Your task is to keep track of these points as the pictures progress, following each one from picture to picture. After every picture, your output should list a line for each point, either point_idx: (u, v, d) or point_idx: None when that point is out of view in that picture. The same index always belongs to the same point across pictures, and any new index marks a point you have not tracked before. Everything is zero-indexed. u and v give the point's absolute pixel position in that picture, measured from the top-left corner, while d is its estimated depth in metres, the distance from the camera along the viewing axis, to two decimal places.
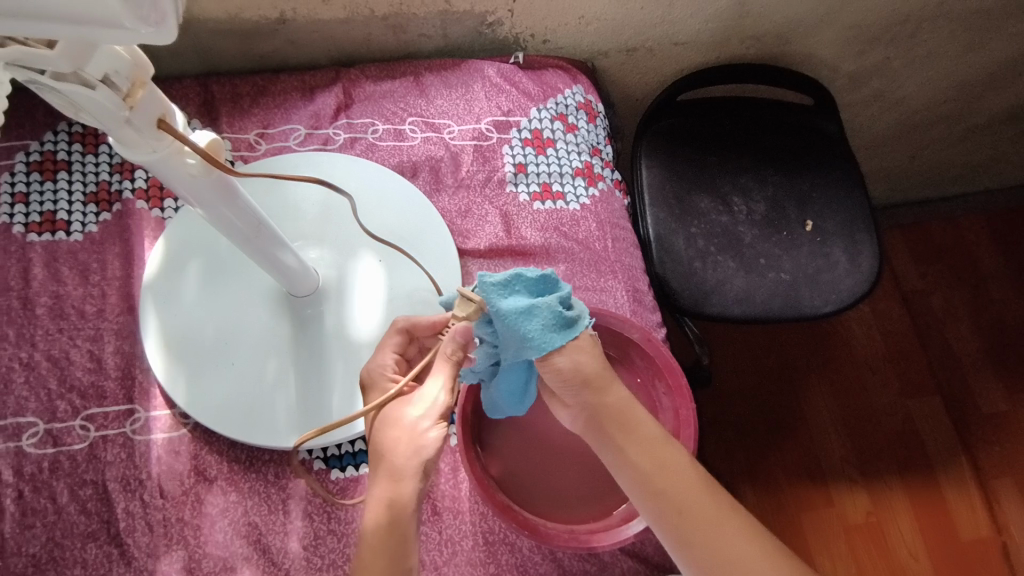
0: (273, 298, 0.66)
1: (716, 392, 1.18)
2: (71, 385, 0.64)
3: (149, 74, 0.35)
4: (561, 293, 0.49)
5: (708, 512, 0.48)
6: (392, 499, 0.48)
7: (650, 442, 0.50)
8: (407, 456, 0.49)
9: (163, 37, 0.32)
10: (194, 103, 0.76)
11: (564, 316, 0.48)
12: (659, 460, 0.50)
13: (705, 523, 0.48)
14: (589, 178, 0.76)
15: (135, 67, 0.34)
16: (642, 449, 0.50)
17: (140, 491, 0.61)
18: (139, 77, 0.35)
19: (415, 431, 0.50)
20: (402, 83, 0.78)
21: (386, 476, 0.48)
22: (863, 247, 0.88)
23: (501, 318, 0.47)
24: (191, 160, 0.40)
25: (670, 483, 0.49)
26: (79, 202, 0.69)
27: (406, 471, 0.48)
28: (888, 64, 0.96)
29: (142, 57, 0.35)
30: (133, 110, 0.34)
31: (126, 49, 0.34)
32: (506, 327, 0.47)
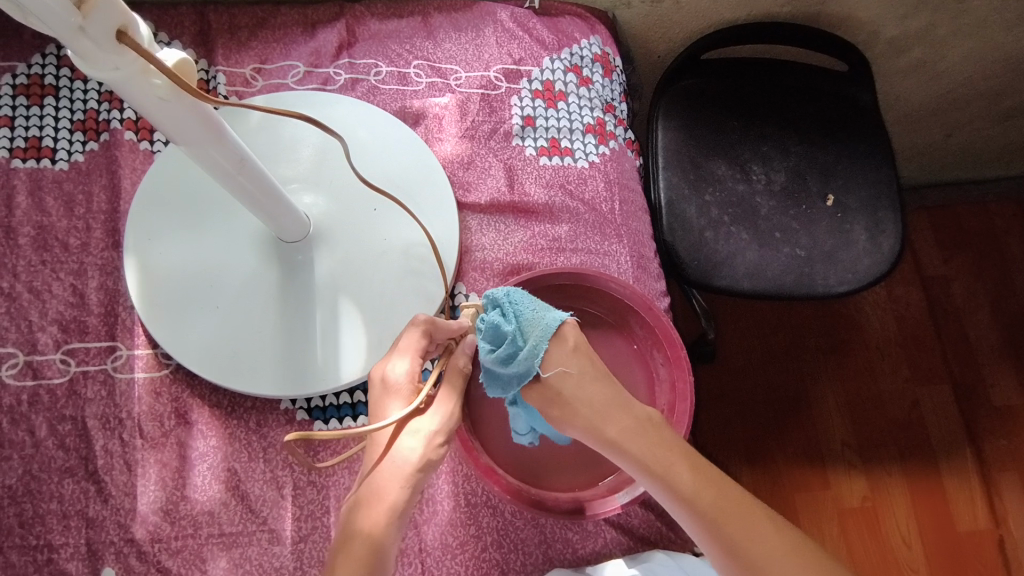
0: (261, 241, 0.63)
1: (718, 367, 1.16)
2: (53, 318, 0.62)
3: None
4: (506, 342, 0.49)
5: (735, 519, 0.46)
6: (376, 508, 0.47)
7: (658, 455, 0.48)
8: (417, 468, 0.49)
9: None
10: (190, 33, 0.72)
11: (510, 373, 0.49)
12: (670, 478, 0.48)
13: (736, 531, 0.46)
14: (600, 135, 0.72)
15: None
16: (651, 468, 0.48)
17: (119, 429, 0.60)
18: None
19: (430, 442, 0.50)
20: (409, 24, 0.74)
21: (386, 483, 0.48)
22: (885, 225, 0.83)
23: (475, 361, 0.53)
24: (158, 81, 0.37)
25: (688, 501, 0.47)
26: (66, 130, 0.67)
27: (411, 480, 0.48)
28: (931, 31, 0.89)
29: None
30: (87, 18, 0.31)
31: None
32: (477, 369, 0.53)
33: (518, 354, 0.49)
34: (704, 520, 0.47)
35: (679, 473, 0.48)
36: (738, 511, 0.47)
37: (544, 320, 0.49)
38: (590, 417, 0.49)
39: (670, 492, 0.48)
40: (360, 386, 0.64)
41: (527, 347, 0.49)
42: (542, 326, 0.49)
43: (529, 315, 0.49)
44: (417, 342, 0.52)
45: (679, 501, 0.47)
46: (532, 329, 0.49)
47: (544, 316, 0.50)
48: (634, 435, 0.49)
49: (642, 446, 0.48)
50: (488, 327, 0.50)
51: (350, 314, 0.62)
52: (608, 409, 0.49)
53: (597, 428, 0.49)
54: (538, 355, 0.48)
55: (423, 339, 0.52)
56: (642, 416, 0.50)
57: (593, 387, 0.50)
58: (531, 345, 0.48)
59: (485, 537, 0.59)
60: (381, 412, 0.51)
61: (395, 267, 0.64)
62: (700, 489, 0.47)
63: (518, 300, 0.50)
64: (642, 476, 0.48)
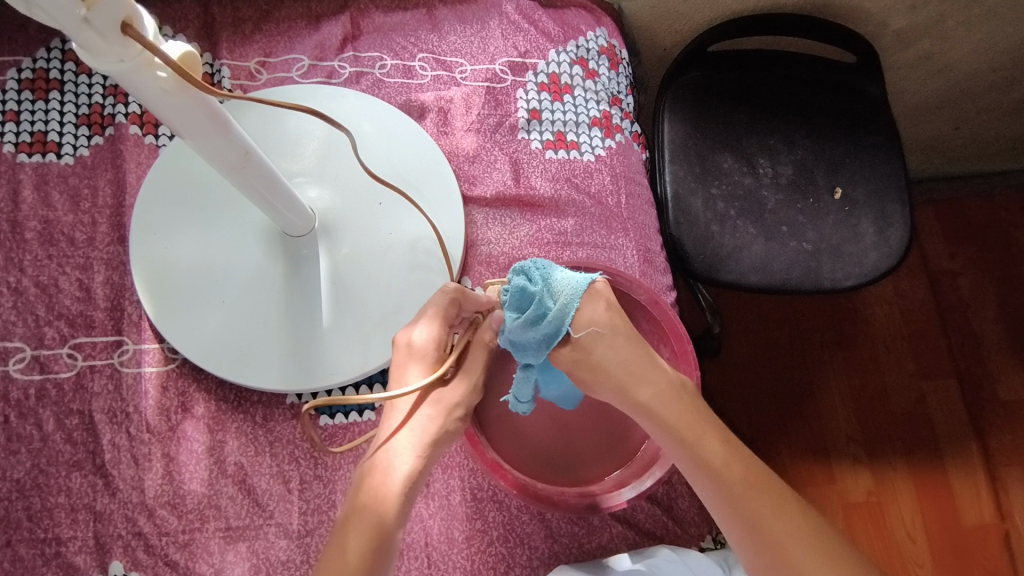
0: (267, 235, 0.63)
1: (723, 361, 1.16)
2: (59, 313, 0.62)
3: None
4: (535, 304, 0.47)
5: (760, 496, 0.47)
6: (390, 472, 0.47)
7: (690, 424, 0.49)
8: (434, 439, 0.49)
9: None
10: (194, 26, 0.72)
11: (540, 334, 0.47)
12: (700, 447, 0.48)
13: (761, 506, 0.47)
14: (606, 128, 0.71)
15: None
16: (683, 435, 0.49)
17: (126, 423, 0.60)
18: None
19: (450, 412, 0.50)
20: (414, 16, 0.74)
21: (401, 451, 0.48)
22: (893, 219, 0.83)
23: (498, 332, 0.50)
24: (162, 73, 0.37)
25: (717, 471, 0.48)
26: (71, 124, 0.66)
27: (431, 450, 0.49)
28: (941, 22, 0.88)
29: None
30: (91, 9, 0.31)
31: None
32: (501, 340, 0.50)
33: (548, 315, 0.47)
34: (731, 492, 0.47)
35: (711, 442, 0.49)
36: (764, 489, 0.47)
37: (572, 282, 0.49)
38: (623, 379, 0.50)
39: (700, 461, 0.48)
40: (366, 381, 0.64)
41: (559, 306, 0.47)
42: (572, 287, 0.48)
43: (558, 278, 0.49)
44: (446, 307, 0.52)
45: (708, 470, 0.48)
46: (562, 291, 0.48)
47: (573, 277, 0.49)
48: (667, 400, 0.50)
49: (675, 413, 0.49)
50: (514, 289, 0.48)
51: (356, 309, 0.62)
52: (641, 373, 0.50)
53: (630, 390, 0.50)
54: (570, 313, 0.48)
55: (452, 304, 0.52)
56: (677, 382, 0.51)
57: (627, 346, 0.50)
58: (563, 304, 0.47)
59: (491, 531, 0.59)
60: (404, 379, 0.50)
61: (400, 262, 0.64)
62: (730, 460, 0.48)
63: (543, 266, 0.50)
64: (673, 445, 0.49)
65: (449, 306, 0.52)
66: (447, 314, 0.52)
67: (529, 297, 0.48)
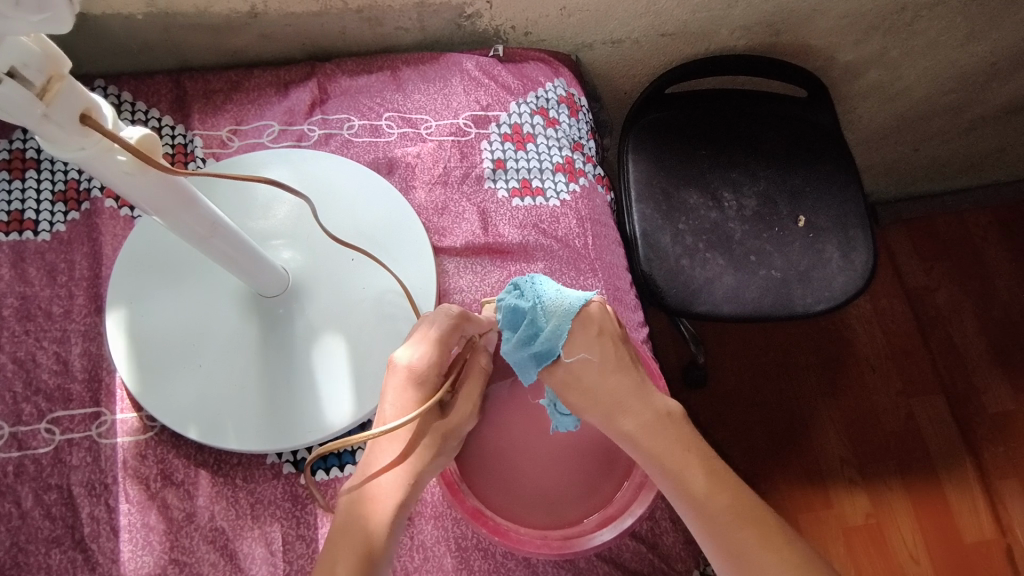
0: (241, 297, 0.64)
1: (710, 391, 1.16)
2: (37, 388, 0.63)
3: (67, 68, 0.34)
4: (526, 324, 0.53)
5: (744, 527, 0.47)
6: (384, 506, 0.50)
7: (678, 452, 0.50)
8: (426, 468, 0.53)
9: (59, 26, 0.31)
10: (167, 100, 0.74)
11: (532, 352, 0.53)
12: (686, 475, 0.49)
13: (745, 538, 0.47)
14: (570, 173, 0.74)
15: (48, 60, 0.33)
16: (667, 465, 0.50)
17: (105, 495, 0.60)
18: (55, 70, 0.33)
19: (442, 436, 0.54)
20: (379, 78, 0.77)
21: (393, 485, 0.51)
22: (856, 243, 0.85)
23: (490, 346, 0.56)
24: (122, 157, 0.39)
25: (700, 500, 0.48)
26: (48, 201, 0.68)
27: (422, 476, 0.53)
28: (886, 54, 0.93)
29: (55, 50, 0.34)
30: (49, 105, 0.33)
31: (36, 41, 0.33)
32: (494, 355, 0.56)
33: (540, 334, 0.53)
34: (714, 522, 0.48)
35: (695, 472, 0.49)
36: (749, 522, 0.47)
37: (565, 301, 0.53)
38: (609, 407, 0.53)
39: (681, 490, 0.49)
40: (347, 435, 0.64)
41: (550, 326, 0.53)
42: (565, 306, 0.53)
43: (551, 297, 0.54)
44: (447, 330, 0.54)
45: (689, 500, 0.49)
46: (554, 310, 0.53)
47: (565, 297, 0.54)
48: (654, 429, 0.51)
49: (662, 441, 0.51)
50: (507, 309, 0.54)
51: (332, 364, 0.63)
52: (629, 401, 0.52)
53: (615, 419, 0.52)
54: (562, 333, 0.53)
55: (451, 325, 0.54)
56: (667, 411, 0.52)
57: (616, 376, 0.53)
58: (554, 324, 0.53)
59: None
60: (400, 408, 0.52)
61: (371, 317, 0.65)
62: (714, 490, 0.49)
63: (536, 285, 0.55)
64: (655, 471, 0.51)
65: (440, 329, 0.54)
66: (441, 339, 0.54)
67: (522, 316, 0.53)
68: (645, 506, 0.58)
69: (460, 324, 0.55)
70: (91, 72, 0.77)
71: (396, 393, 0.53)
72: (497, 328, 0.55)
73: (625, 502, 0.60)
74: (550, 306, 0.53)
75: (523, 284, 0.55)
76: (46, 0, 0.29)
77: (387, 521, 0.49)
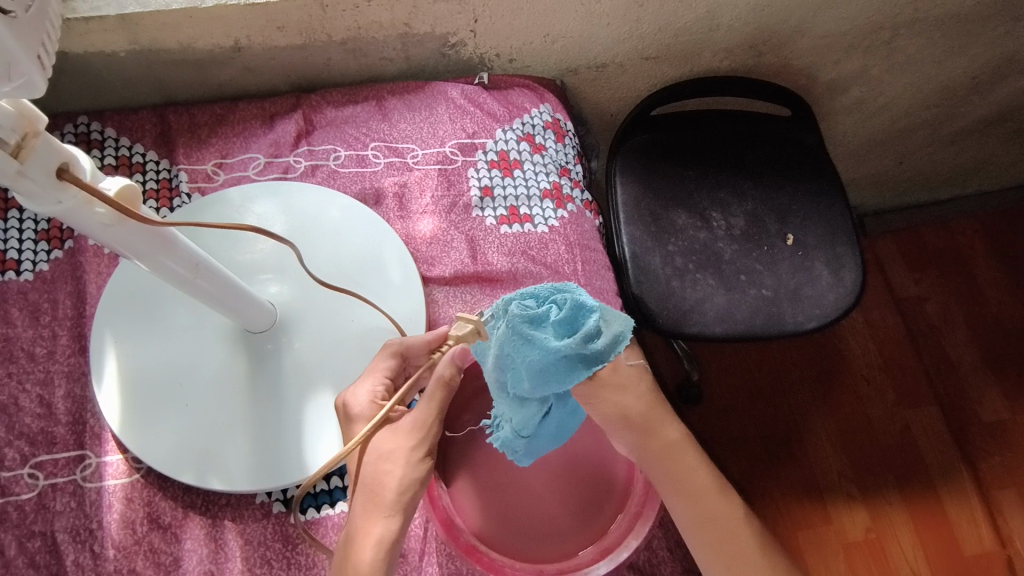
0: (229, 334, 0.63)
1: (705, 409, 1.16)
2: (20, 432, 0.62)
3: (41, 123, 0.35)
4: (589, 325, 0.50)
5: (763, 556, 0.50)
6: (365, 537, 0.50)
7: (696, 482, 0.52)
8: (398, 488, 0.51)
9: (34, 91, 0.33)
10: (151, 135, 0.74)
11: (589, 353, 0.49)
12: (705, 505, 0.51)
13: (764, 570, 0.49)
14: (557, 199, 0.74)
15: (23, 119, 0.34)
16: (692, 490, 0.52)
17: (90, 541, 0.58)
18: (30, 128, 0.35)
19: (408, 460, 0.52)
20: (364, 108, 0.77)
21: (371, 513, 0.51)
22: (845, 260, 0.85)
23: (519, 343, 0.49)
24: (101, 209, 0.39)
25: (724, 526, 0.50)
26: (30, 240, 0.68)
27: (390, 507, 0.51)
28: (868, 72, 0.94)
29: (31, 110, 0.35)
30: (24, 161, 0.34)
31: (11, 103, 0.34)
32: (525, 356, 0.49)
33: (598, 338, 0.50)
34: (731, 555, 0.50)
35: (721, 498, 0.52)
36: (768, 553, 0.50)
37: (620, 314, 0.52)
38: (644, 422, 0.53)
39: (705, 515, 0.51)
40: (337, 471, 0.63)
41: (609, 332, 0.50)
42: (620, 318, 0.52)
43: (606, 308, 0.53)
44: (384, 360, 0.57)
45: (714, 524, 0.50)
46: (611, 320, 0.51)
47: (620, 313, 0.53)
48: (676, 452, 0.53)
49: (681, 468, 0.52)
50: (574, 303, 0.50)
51: (319, 401, 0.62)
52: (651, 424, 0.53)
53: (655, 431, 0.53)
54: (625, 341, 0.51)
55: (393, 357, 0.57)
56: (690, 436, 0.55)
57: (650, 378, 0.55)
58: (616, 331, 0.51)
59: None
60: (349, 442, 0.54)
61: (359, 352, 0.64)
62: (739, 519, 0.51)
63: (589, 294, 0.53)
64: (676, 496, 0.52)
65: (452, 368, 0.53)
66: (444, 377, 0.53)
67: (586, 316, 0.50)
68: (640, 539, 0.58)
69: (401, 353, 0.57)
70: (74, 108, 0.77)
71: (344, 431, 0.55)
72: (550, 325, 0.50)
73: (620, 535, 0.59)
74: (609, 314, 0.52)
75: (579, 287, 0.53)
76: (18, 68, 0.30)
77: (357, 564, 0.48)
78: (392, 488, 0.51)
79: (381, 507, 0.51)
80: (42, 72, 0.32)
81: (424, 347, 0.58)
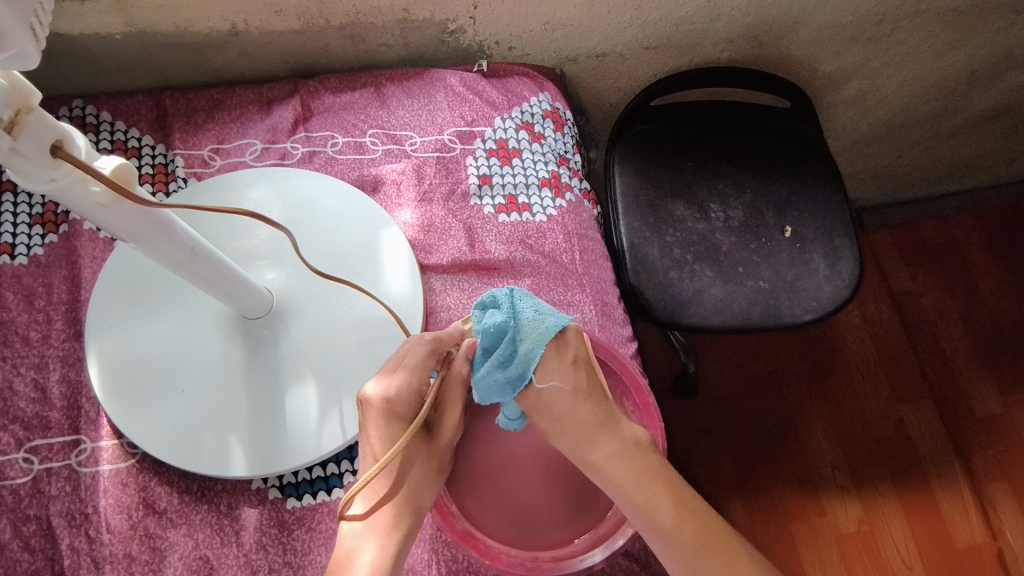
0: (226, 320, 0.63)
1: (701, 400, 1.16)
2: (15, 416, 0.61)
3: (35, 99, 0.35)
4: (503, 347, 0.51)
5: (710, 553, 0.51)
6: (392, 529, 0.52)
7: (644, 483, 0.53)
8: (426, 484, 0.56)
9: (27, 63, 0.32)
10: (147, 119, 0.73)
11: (506, 376, 0.52)
12: (654, 506, 0.52)
13: (714, 564, 0.50)
14: (556, 188, 0.74)
15: (16, 93, 0.33)
16: (634, 496, 0.53)
17: (85, 526, 0.58)
18: (23, 103, 0.34)
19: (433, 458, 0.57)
20: (362, 95, 0.76)
21: (400, 507, 0.54)
22: (843, 253, 0.85)
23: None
24: (95, 188, 0.39)
25: (671, 531, 0.51)
26: (25, 224, 0.67)
27: (418, 501, 0.55)
28: (868, 64, 0.93)
29: (24, 84, 0.34)
30: (17, 138, 0.34)
31: (4, 77, 0.33)
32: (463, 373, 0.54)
33: (515, 357, 0.52)
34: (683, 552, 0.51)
35: (665, 503, 0.52)
36: (717, 549, 0.51)
37: (542, 322, 0.53)
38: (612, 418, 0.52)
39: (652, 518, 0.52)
40: (334, 458, 0.63)
41: (526, 348, 0.52)
42: (541, 329, 0.52)
43: (528, 318, 0.53)
44: (423, 359, 0.55)
45: (659, 530, 0.51)
46: (530, 332, 0.52)
47: (542, 320, 0.53)
48: (621, 458, 0.54)
49: (625, 471, 0.53)
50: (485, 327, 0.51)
51: (316, 387, 0.62)
52: (595, 433, 0.55)
53: (584, 448, 0.55)
54: (535, 358, 0.52)
55: (430, 354, 0.55)
56: (634, 439, 0.55)
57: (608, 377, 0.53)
58: (529, 346, 0.52)
59: None
60: (389, 440, 0.54)
61: (357, 340, 0.64)
62: (680, 522, 0.52)
63: (517, 301, 0.53)
64: (626, 502, 0.53)
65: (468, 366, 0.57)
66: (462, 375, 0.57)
67: (498, 338, 0.52)
68: (636, 527, 0.58)
69: (437, 350, 0.56)
70: (69, 91, 0.76)
71: (379, 428, 0.54)
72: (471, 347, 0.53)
73: (616, 522, 0.59)
74: (526, 329, 0.52)
75: (505, 297, 0.52)
76: (8, 39, 0.30)
77: (393, 553, 0.51)
78: (424, 483, 0.56)
79: (408, 502, 0.54)
80: (35, 45, 0.32)
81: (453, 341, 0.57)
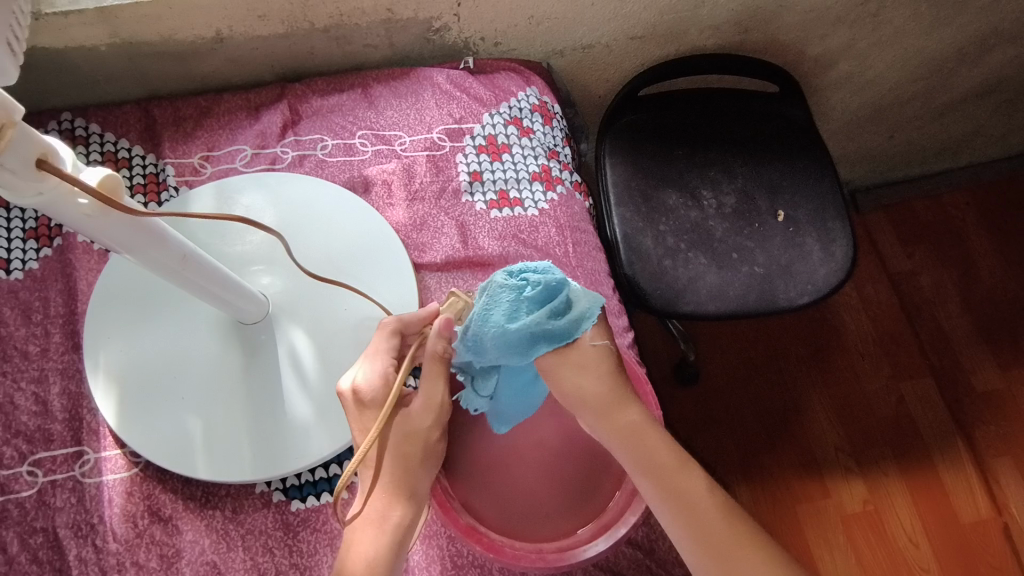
0: (223, 326, 0.64)
1: (701, 387, 1.16)
2: (17, 430, 0.62)
3: (18, 114, 0.35)
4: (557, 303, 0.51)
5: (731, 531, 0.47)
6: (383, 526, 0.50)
7: (665, 457, 0.50)
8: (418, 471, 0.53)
9: (4, 78, 0.32)
10: (136, 130, 0.74)
11: (551, 331, 0.50)
12: (675, 479, 0.49)
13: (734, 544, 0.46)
14: (546, 181, 0.74)
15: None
16: (656, 468, 0.50)
17: (92, 536, 0.59)
18: (6, 118, 0.34)
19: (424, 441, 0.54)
20: (350, 96, 0.76)
21: (391, 500, 0.51)
22: (836, 234, 0.85)
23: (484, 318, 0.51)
24: (83, 200, 0.40)
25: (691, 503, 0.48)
26: (19, 239, 0.68)
27: (412, 486, 0.52)
28: (854, 46, 0.93)
29: (6, 98, 0.34)
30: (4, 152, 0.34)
31: None
32: (485, 331, 0.51)
33: (565, 316, 0.51)
34: (703, 527, 0.47)
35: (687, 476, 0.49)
36: (737, 529, 0.47)
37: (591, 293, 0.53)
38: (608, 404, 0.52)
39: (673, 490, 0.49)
40: (336, 459, 0.63)
41: (577, 310, 0.51)
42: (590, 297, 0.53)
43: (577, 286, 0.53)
44: (385, 343, 0.55)
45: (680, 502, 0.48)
46: (580, 298, 0.52)
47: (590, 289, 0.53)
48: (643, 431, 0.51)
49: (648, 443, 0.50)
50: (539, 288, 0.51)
51: (314, 389, 0.62)
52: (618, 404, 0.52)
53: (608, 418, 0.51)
54: (590, 319, 0.51)
55: (392, 335, 0.56)
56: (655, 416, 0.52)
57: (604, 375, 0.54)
58: (582, 308, 0.51)
59: None
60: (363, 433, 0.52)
61: (353, 341, 0.64)
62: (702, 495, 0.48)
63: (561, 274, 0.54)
64: (645, 473, 0.50)
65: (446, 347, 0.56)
66: (437, 352, 0.53)
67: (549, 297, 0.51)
68: (637, 515, 0.57)
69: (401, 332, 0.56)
70: (58, 105, 0.76)
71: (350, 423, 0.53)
72: (516, 306, 0.51)
73: (619, 511, 0.59)
74: (575, 294, 0.52)
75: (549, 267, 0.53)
76: None
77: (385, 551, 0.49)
78: (415, 470, 0.53)
79: (400, 494, 0.52)
80: (12, 59, 0.32)
81: (420, 321, 0.57)
